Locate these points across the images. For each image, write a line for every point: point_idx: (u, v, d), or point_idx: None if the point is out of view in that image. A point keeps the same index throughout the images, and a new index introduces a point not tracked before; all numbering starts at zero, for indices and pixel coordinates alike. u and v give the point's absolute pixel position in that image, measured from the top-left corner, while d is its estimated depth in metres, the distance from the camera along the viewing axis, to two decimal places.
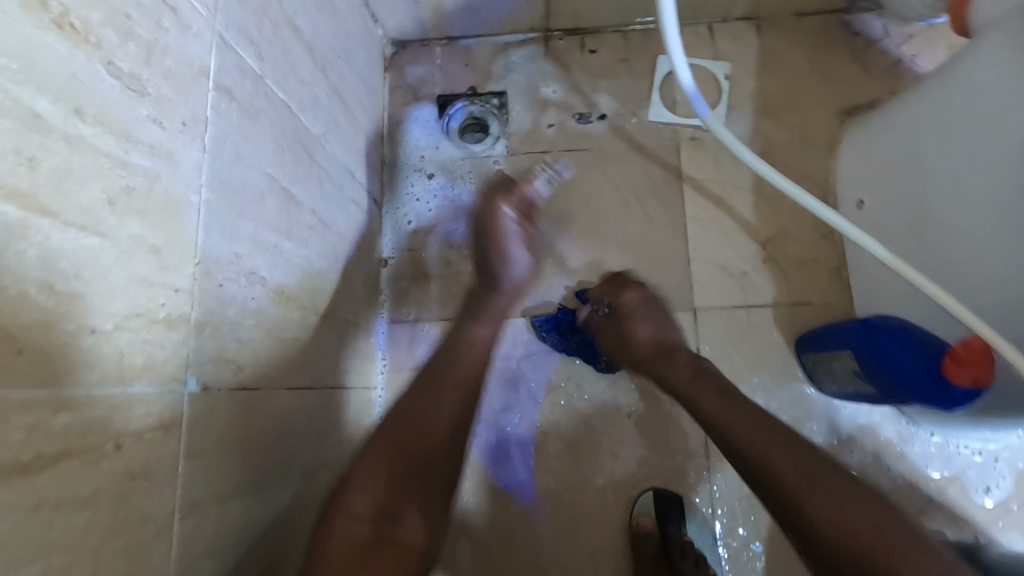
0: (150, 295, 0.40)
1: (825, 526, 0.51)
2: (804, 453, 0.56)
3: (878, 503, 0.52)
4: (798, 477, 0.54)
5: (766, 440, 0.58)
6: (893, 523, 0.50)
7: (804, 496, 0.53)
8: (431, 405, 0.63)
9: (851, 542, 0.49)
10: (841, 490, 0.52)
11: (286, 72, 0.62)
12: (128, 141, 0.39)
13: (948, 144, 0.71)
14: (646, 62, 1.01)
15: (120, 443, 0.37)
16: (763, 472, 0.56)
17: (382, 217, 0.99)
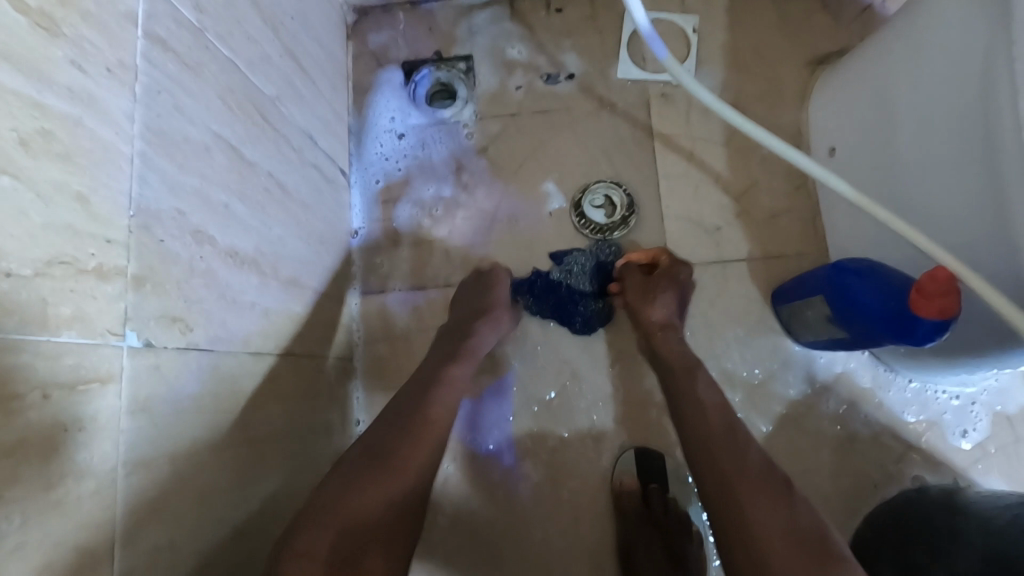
0: (77, 244, 0.38)
1: (757, 541, 0.51)
2: (761, 467, 0.56)
3: (821, 530, 0.51)
4: (747, 487, 0.54)
5: (727, 443, 0.58)
6: (807, 531, 0.51)
7: (747, 505, 0.53)
8: (407, 446, 0.59)
9: (758, 535, 0.51)
10: (785, 508, 0.52)
11: (230, 29, 0.60)
12: (44, 83, 0.37)
13: (914, 82, 0.70)
14: (613, 19, 0.99)
15: (48, 393, 0.36)
16: (713, 474, 0.56)
17: (350, 181, 0.98)
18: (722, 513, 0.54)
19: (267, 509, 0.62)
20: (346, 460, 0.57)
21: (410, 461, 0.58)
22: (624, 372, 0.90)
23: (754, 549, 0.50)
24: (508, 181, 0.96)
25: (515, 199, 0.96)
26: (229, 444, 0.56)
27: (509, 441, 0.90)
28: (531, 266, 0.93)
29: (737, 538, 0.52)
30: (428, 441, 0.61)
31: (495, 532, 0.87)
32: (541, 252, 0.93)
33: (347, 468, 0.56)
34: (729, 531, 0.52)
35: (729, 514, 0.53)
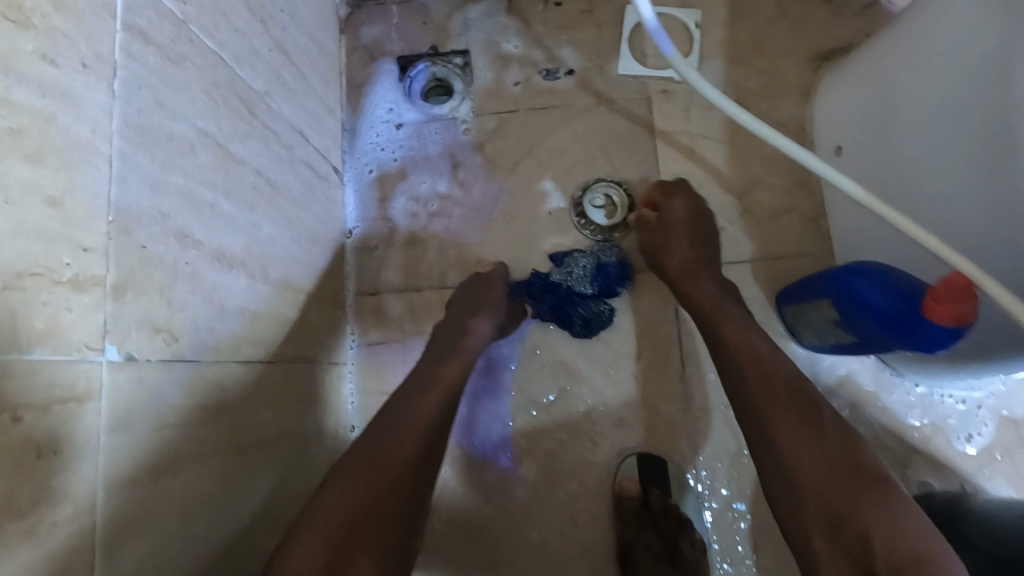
0: (49, 252, 0.36)
1: (792, 466, 0.56)
2: (796, 396, 0.59)
3: (854, 447, 0.56)
4: (784, 417, 0.58)
5: (759, 380, 0.61)
6: (849, 454, 0.55)
7: (781, 434, 0.57)
8: (393, 445, 0.54)
9: (798, 464, 0.55)
10: (819, 435, 0.56)
11: (215, 20, 0.57)
12: (12, 75, 0.34)
13: (924, 79, 0.68)
14: (613, 13, 0.96)
15: (19, 415, 0.33)
16: (753, 408, 0.60)
17: (342, 170, 0.95)
18: (759, 447, 0.59)
19: (260, 520, 0.60)
20: (344, 465, 0.53)
21: (399, 462, 0.54)
22: (625, 375, 0.88)
23: (790, 473, 0.56)
24: (506, 179, 0.94)
25: (513, 198, 0.93)
26: (218, 457, 0.53)
27: (507, 447, 0.88)
28: (530, 267, 0.91)
29: (774, 464, 0.57)
30: (416, 438, 0.56)
31: (494, 540, 0.85)
32: (540, 253, 0.91)
33: (343, 473, 0.52)
34: (768, 458, 0.58)
35: (767, 443, 0.58)
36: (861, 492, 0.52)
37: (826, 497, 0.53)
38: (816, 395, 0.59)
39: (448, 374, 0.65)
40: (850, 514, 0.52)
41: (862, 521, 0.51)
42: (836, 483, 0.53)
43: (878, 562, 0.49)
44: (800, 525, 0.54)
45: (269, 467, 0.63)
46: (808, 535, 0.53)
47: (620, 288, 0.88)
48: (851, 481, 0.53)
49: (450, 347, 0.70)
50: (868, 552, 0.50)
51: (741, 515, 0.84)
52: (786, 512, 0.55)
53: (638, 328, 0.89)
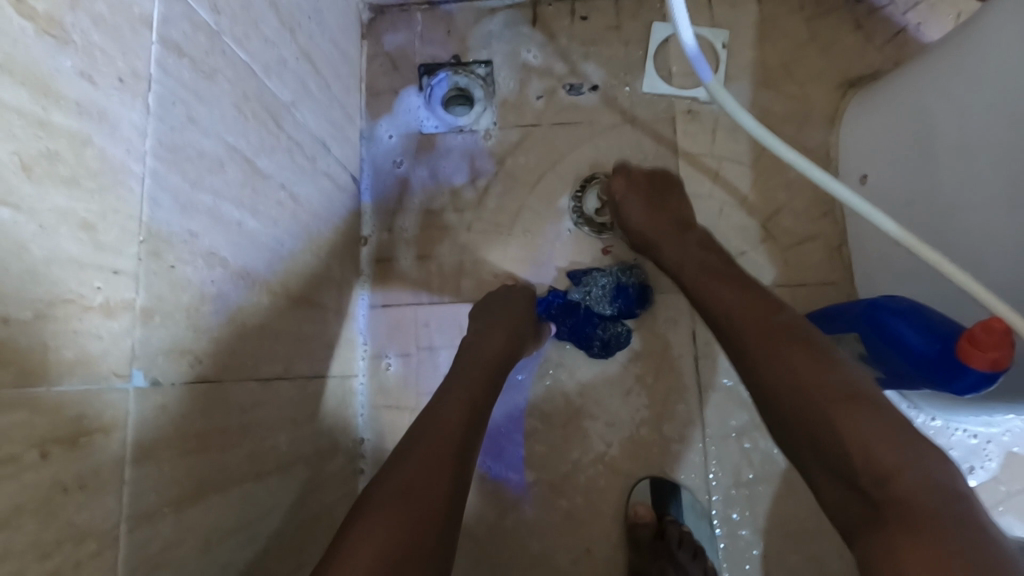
0: (78, 278, 0.35)
1: (773, 392, 0.52)
2: (767, 321, 0.55)
3: (834, 366, 0.50)
4: (764, 346, 0.54)
5: (741, 315, 0.57)
6: (825, 372, 0.50)
7: (760, 364, 0.53)
8: (423, 474, 0.53)
9: (776, 390, 0.51)
10: (797, 356, 0.51)
11: (246, 29, 0.55)
12: (49, 96, 0.32)
13: (956, 112, 0.67)
14: (640, 30, 0.95)
15: (46, 451, 0.32)
16: (736, 344, 0.57)
17: (359, 149, 0.94)
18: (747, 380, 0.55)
19: (273, 547, 0.58)
20: (370, 506, 0.50)
21: (428, 490, 0.52)
22: (641, 398, 0.87)
23: (773, 402, 0.52)
24: (527, 194, 0.93)
25: (533, 213, 0.92)
26: (236, 482, 0.52)
27: (519, 468, 0.86)
28: (548, 285, 0.90)
29: (761, 397, 0.53)
30: (445, 470, 0.55)
31: (503, 560, 0.84)
32: (559, 270, 0.90)
33: (372, 514, 0.49)
34: (757, 392, 0.54)
35: (751, 378, 0.54)
36: (831, 406, 0.47)
37: (803, 420, 0.49)
38: (792, 319, 0.55)
39: (468, 394, 0.64)
40: (825, 430, 0.47)
41: (840, 432, 0.46)
42: (811, 399, 0.49)
43: (862, 476, 0.44)
44: (797, 450, 0.50)
45: (286, 494, 0.62)
46: (806, 458, 0.49)
47: (639, 310, 0.87)
48: (824, 398, 0.48)
49: (469, 364, 0.70)
50: (848, 466, 0.45)
51: (753, 543, 0.83)
52: (785, 440, 0.52)
53: (656, 351, 0.88)
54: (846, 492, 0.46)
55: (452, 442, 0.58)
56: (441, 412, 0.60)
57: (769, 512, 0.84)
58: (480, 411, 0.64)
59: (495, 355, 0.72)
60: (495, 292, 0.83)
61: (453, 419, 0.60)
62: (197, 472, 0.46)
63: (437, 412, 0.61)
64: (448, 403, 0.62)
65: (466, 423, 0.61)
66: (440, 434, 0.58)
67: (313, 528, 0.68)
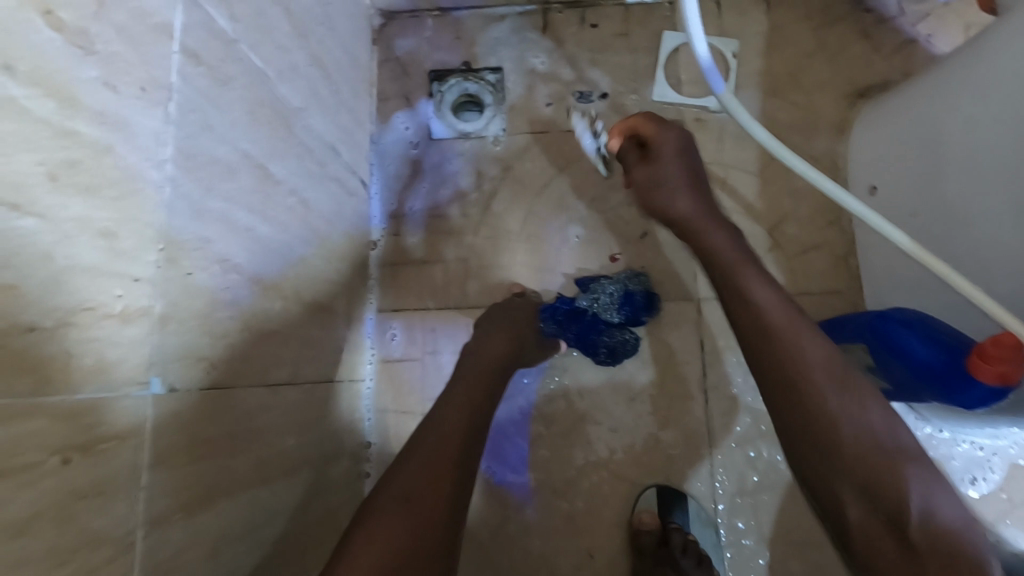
0: (99, 286, 0.35)
1: (827, 430, 0.49)
2: (810, 346, 0.53)
3: (878, 407, 0.50)
4: (822, 379, 0.51)
5: (788, 334, 0.54)
6: (871, 413, 0.49)
7: (816, 396, 0.50)
8: (430, 481, 0.55)
9: (822, 424, 0.49)
10: (856, 402, 0.49)
11: (262, 37, 0.56)
12: (73, 106, 0.33)
13: (966, 125, 0.67)
14: (650, 38, 0.95)
15: (64, 457, 0.33)
16: (779, 365, 0.52)
17: (369, 152, 0.94)
18: (780, 403, 0.52)
19: (280, 552, 0.58)
20: (377, 505, 0.52)
21: (434, 498, 0.54)
22: (646, 405, 0.87)
23: (823, 439, 0.49)
24: (535, 200, 0.93)
25: (541, 219, 0.92)
26: (245, 487, 0.52)
27: (524, 474, 0.87)
28: (556, 291, 0.90)
29: (804, 429, 0.50)
30: (447, 471, 0.56)
31: (507, 566, 0.84)
32: (566, 276, 0.90)
33: (377, 514, 0.52)
34: (794, 422, 0.51)
35: (796, 407, 0.51)
36: (881, 445, 0.48)
37: (858, 468, 0.47)
38: (830, 345, 0.53)
39: (469, 396, 0.66)
40: (886, 486, 0.46)
41: (878, 472, 0.47)
42: (879, 453, 0.47)
43: (921, 536, 0.45)
44: (825, 488, 0.49)
45: (293, 497, 0.62)
46: (836, 498, 0.48)
47: (645, 318, 0.88)
48: (871, 439, 0.48)
49: (477, 367, 0.71)
50: (908, 522, 0.45)
51: (757, 552, 0.83)
52: (812, 475, 0.50)
53: (662, 358, 0.88)
54: (888, 542, 0.46)
55: (455, 447, 0.59)
56: (448, 416, 0.62)
57: (774, 521, 0.84)
58: (483, 414, 0.65)
59: (501, 360, 0.73)
60: (501, 303, 0.83)
61: (456, 424, 0.62)
62: (208, 476, 0.46)
63: (441, 415, 0.63)
64: (451, 408, 0.64)
65: (466, 424, 0.62)
66: (445, 439, 0.59)
67: (320, 531, 0.68)
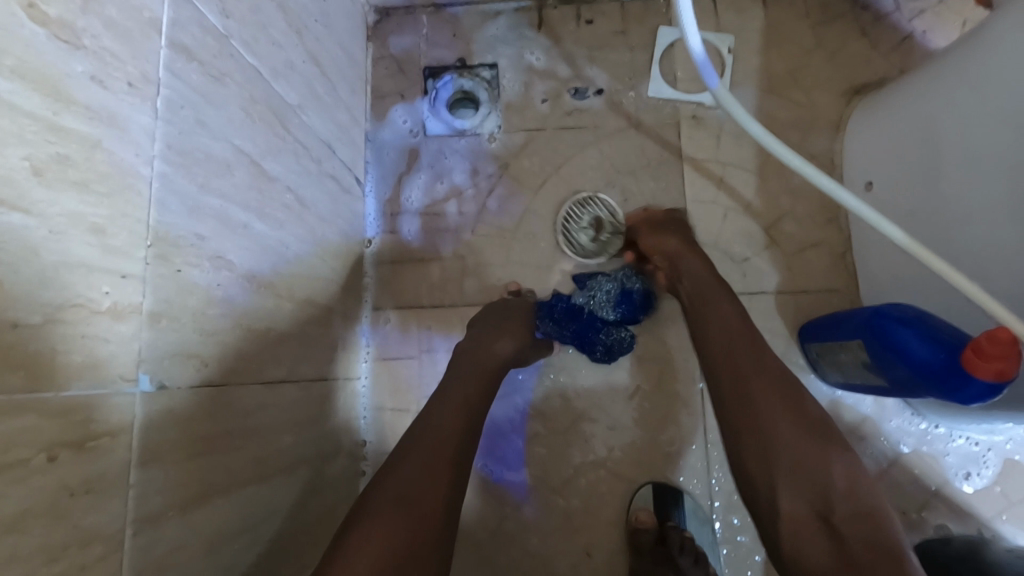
0: (87, 282, 0.35)
1: (766, 425, 0.56)
2: (761, 358, 0.61)
3: (813, 412, 0.57)
4: (765, 381, 0.59)
5: (740, 345, 0.62)
6: (805, 416, 0.57)
7: (759, 396, 0.58)
8: (425, 481, 0.55)
9: (765, 423, 0.56)
10: (792, 401, 0.58)
11: (255, 33, 0.56)
12: (60, 100, 0.32)
13: (962, 120, 0.67)
14: (646, 35, 0.95)
15: (54, 455, 0.32)
16: (729, 367, 0.61)
17: (365, 149, 0.94)
18: (733, 407, 0.59)
19: (275, 551, 0.58)
20: (371, 506, 0.52)
21: (433, 501, 0.54)
22: (643, 403, 0.87)
23: (762, 433, 0.56)
24: (531, 198, 0.93)
25: (537, 217, 0.92)
26: (243, 485, 0.53)
27: (520, 474, 0.86)
28: (552, 289, 0.90)
29: (746, 425, 0.57)
30: (444, 473, 0.57)
31: (505, 564, 0.84)
32: (563, 274, 0.90)
33: (371, 515, 0.51)
34: (740, 419, 0.58)
35: (742, 405, 0.58)
36: (813, 441, 0.55)
37: (790, 457, 0.54)
38: (780, 360, 0.61)
39: (466, 396, 0.66)
40: (813, 472, 0.53)
41: (809, 465, 0.54)
42: (809, 452, 0.54)
43: (842, 518, 0.51)
44: (760, 477, 0.55)
45: (289, 497, 0.62)
46: (769, 485, 0.55)
47: (643, 316, 0.87)
48: (806, 437, 0.55)
49: (473, 366, 0.70)
50: (830, 506, 0.52)
51: (754, 549, 0.83)
52: (750, 466, 0.56)
53: (658, 356, 0.88)
54: (809, 524, 0.52)
55: (449, 448, 0.59)
56: (443, 416, 0.62)
57: None
58: (476, 414, 0.65)
59: (500, 360, 0.73)
60: (493, 302, 0.83)
61: (451, 424, 0.62)
62: (202, 475, 0.46)
63: (436, 416, 0.62)
64: (447, 408, 0.63)
65: (462, 427, 0.62)
66: (440, 440, 0.59)
67: (316, 530, 0.68)
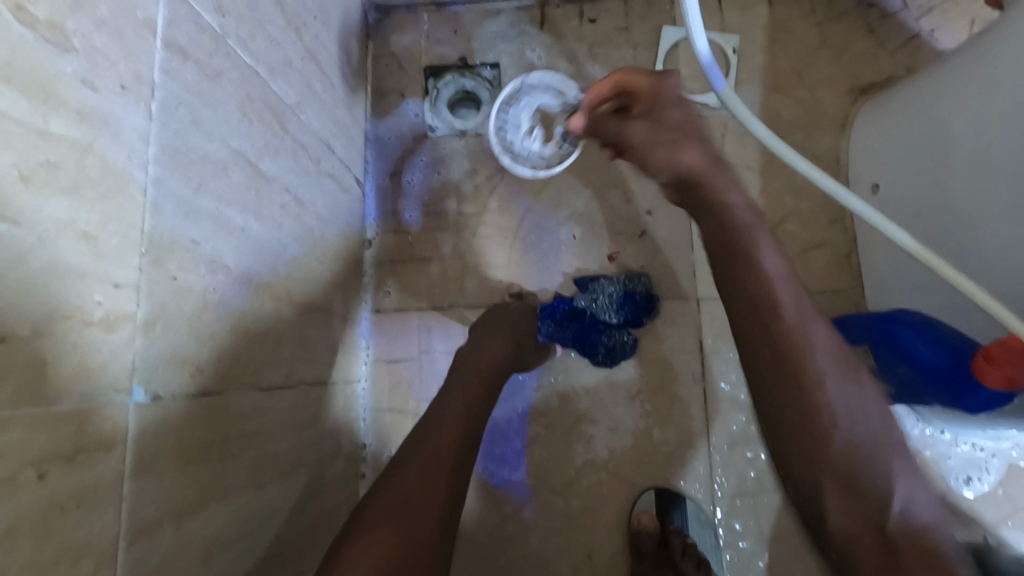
0: (79, 292, 0.34)
1: (808, 410, 0.46)
2: (803, 313, 0.49)
3: (865, 384, 0.47)
4: (824, 368, 0.46)
5: (776, 299, 0.49)
6: (856, 391, 0.46)
7: (801, 371, 0.46)
8: (421, 488, 0.54)
9: (811, 403, 0.46)
10: (854, 393, 0.46)
11: (252, 32, 0.55)
12: (49, 104, 0.31)
13: (971, 121, 0.66)
14: (650, 33, 0.94)
15: (45, 469, 0.32)
16: (768, 326, 0.48)
17: (365, 148, 0.93)
18: (768, 377, 0.48)
19: (273, 558, 0.57)
20: (370, 518, 0.51)
21: (428, 507, 0.53)
22: (645, 405, 0.86)
23: (811, 429, 0.45)
24: (533, 198, 0.91)
25: (539, 218, 0.91)
26: (236, 493, 0.51)
27: (521, 478, 0.86)
28: (554, 290, 0.89)
29: (791, 416, 0.46)
30: (444, 479, 0.56)
31: (504, 568, 0.83)
32: (565, 275, 0.89)
33: (369, 526, 0.50)
34: (784, 405, 0.46)
35: (785, 390, 0.47)
36: (865, 424, 0.45)
37: (843, 460, 0.44)
38: (823, 320, 0.50)
39: (468, 401, 0.65)
40: (867, 471, 0.44)
41: (862, 459, 0.44)
42: (862, 442, 0.45)
43: (902, 541, 0.41)
44: (805, 477, 0.45)
45: (286, 503, 0.61)
46: (815, 488, 0.45)
47: (645, 320, 0.87)
48: (858, 421, 0.45)
49: (469, 369, 0.70)
50: (889, 517, 0.42)
51: (756, 554, 0.82)
52: (794, 464, 0.46)
53: (661, 359, 0.87)
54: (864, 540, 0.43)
55: (450, 455, 0.58)
56: (442, 421, 0.62)
57: (774, 522, 0.83)
58: (476, 419, 0.65)
59: (497, 364, 0.72)
60: (493, 308, 0.82)
61: (452, 429, 0.61)
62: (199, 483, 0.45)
63: (439, 421, 0.62)
64: (447, 414, 0.63)
65: (464, 431, 0.62)
66: (442, 447, 0.58)
67: (315, 534, 0.67)
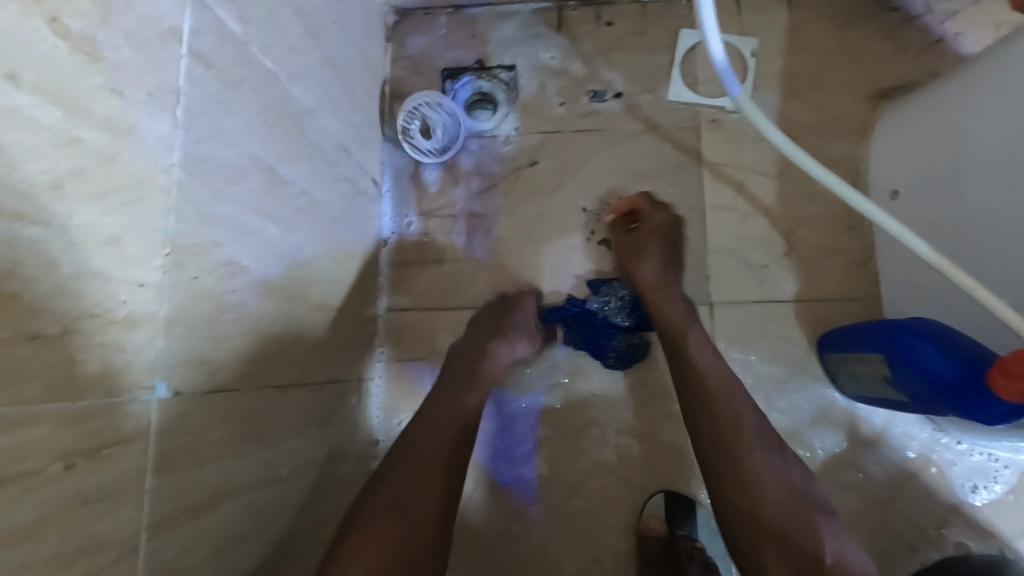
0: (105, 293, 0.35)
1: (740, 481, 0.57)
2: (733, 400, 0.61)
3: (791, 470, 0.58)
4: (760, 446, 0.58)
5: (711, 381, 0.63)
6: (794, 484, 0.57)
7: (735, 446, 0.58)
8: (416, 487, 0.56)
9: (751, 482, 0.56)
10: (784, 471, 0.57)
11: (273, 38, 0.56)
12: (79, 114, 0.33)
13: (990, 129, 0.65)
14: (667, 36, 0.93)
15: (69, 463, 0.33)
16: (709, 415, 0.61)
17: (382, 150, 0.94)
18: (714, 458, 0.59)
19: (284, 551, 0.59)
20: (363, 515, 0.54)
21: (422, 505, 0.55)
22: (655, 409, 0.86)
23: (748, 482, 0.56)
24: (546, 201, 0.92)
25: (552, 221, 0.91)
26: (247, 489, 0.52)
27: (530, 478, 0.86)
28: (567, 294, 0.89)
29: (729, 470, 0.57)
30: (437, 475, 0.58)
31: (512, 568, 0.84)
32: (578, 278, 0.89)
33: (366, 524, 0.53)
34: (723, 475, 0.58)
35: (725, 463, 0.58)
36: (808, 519, 0.55)
37: (778, 525, 0.54)
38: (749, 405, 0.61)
39: (463, 395, 0.66)
40: (800, 536, 0.54)
41: (794, 529, 0.54)
42: (798, 517, 0.55)
43: None
44: (743, 527, 0.56)
45: (298, 497, 0.63)
46: (751, 538, 0.55)
47: None
48: (796, 507, 0.55)
49: (467, 370, 0.69)
50: None
51: None
52: (738, 530, 0.56)
53: None
54: None
55: (443, 457, 0.59)
56: (437, 417, 0.62)
57: None
58: (473, 422, 0.64)
59: (498, 359, 0.71)
60: (492, 305, 0.81)
61: (445, 428, 0.62)
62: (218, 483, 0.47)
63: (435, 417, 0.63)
64: (440, 412, 0.63)
65: (459, 428, 0.62)
66: (435, 447, 0.60)
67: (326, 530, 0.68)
